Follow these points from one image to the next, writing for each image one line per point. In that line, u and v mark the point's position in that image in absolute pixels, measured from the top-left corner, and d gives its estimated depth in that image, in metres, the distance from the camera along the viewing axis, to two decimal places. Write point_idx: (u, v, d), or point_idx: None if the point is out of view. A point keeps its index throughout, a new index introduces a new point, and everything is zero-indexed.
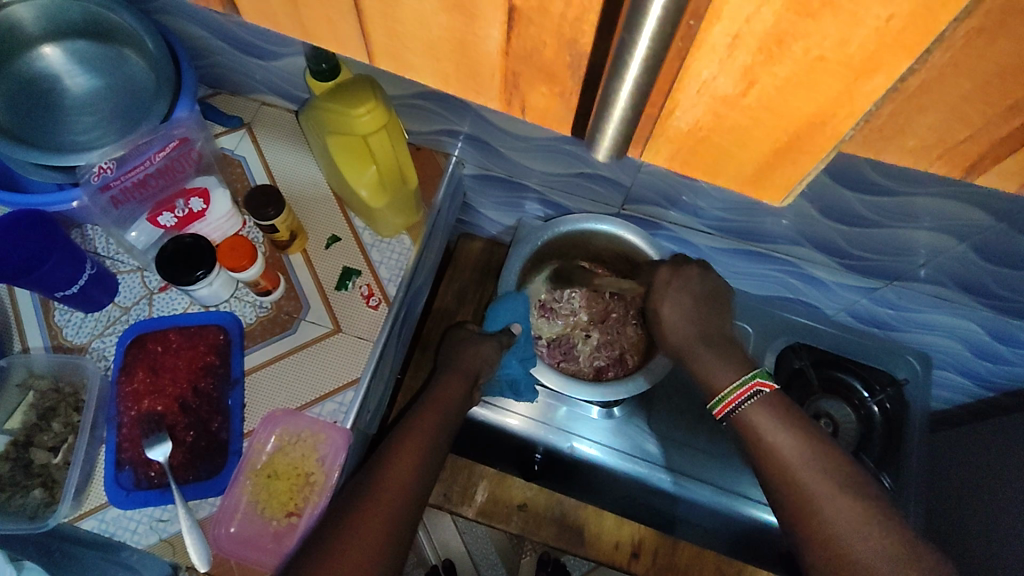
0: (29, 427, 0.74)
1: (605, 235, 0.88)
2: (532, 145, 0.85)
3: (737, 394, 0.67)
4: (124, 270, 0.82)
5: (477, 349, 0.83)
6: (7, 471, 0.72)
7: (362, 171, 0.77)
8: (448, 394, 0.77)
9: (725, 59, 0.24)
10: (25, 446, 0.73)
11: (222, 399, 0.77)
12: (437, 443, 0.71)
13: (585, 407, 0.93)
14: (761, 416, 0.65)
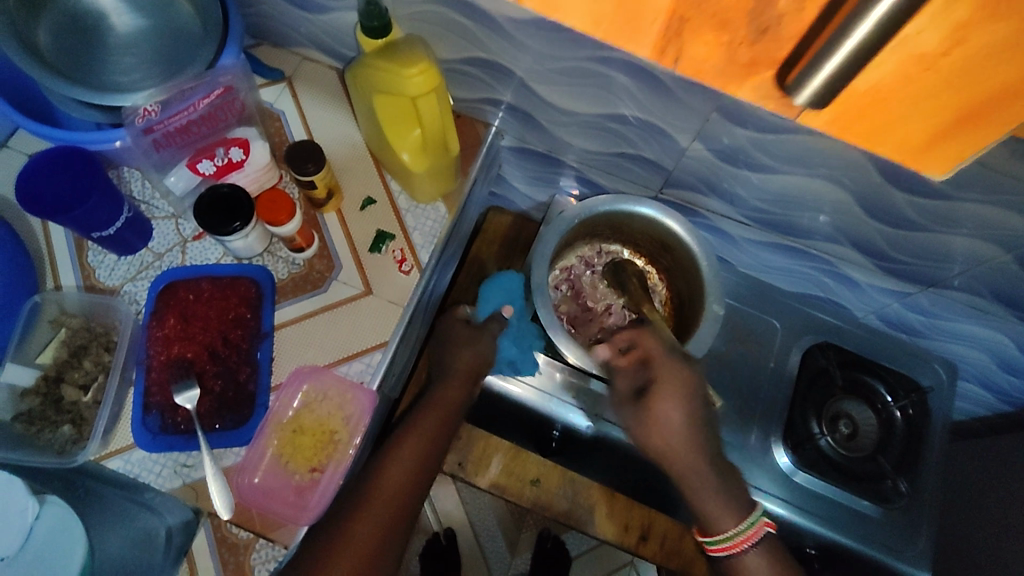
0: (58, 363, 0.74)
1: (641, 219, 0.87)
2: (576, 118, 0.84)
3: (740, 541, 0.68)
4: (158, 216, 0.82)
5: (473, 347, 0.84)
6: (38, 404, 0.71)
7: (406, 133, 0.76)
8: (449, 397, 0.80)
9: (940, 21, 0.29)
10: (54, 383, 0.72)
11: (252, 351, 0.77)
12: (438, 441, 0.75)
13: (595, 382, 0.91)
14: (756, 562, 0.68)
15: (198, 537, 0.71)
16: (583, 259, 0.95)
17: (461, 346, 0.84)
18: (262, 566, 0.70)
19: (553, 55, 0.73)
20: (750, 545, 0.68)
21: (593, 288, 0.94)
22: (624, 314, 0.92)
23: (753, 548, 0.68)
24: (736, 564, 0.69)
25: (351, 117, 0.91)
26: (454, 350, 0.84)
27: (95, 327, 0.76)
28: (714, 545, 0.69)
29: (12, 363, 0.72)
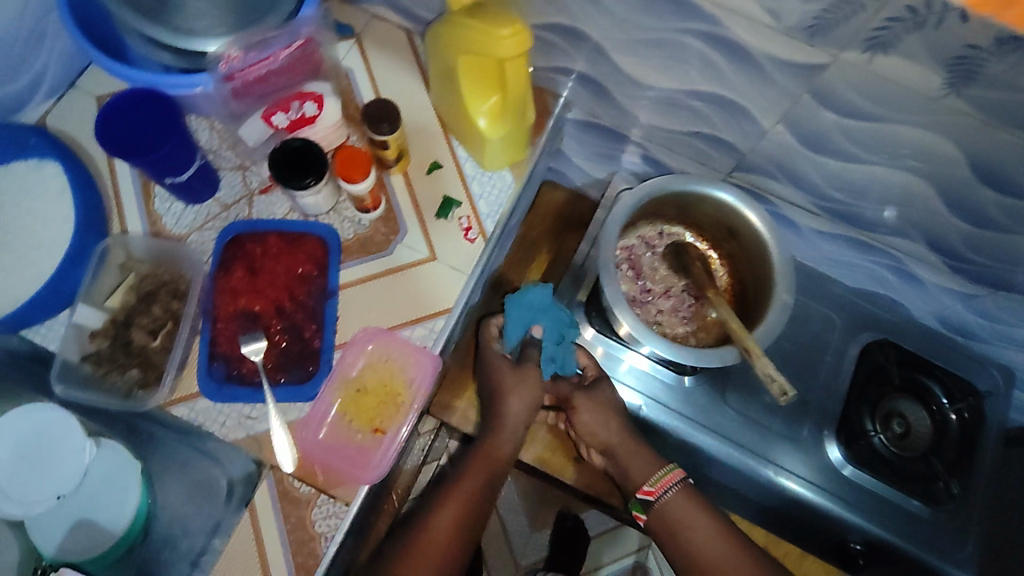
0: (126, 308, 0.73)
1: (711, 202, 0.86)
2: (652, 93, 0.82)
3: (666, 481, 0.84)
4: (226, 167, 0.81)
5: (519, 391, 0.86)
6: (106, 347, 0.71)
7: (485, 97, 0.74)
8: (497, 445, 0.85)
9: None
10: (122, 327, 0.72)
11: (317, 309, 0.77)
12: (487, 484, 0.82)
13: (624, 350, 0.92)
14: (680, 501, 0.83)
15: (261, 488, 0.70)
16: (643, 240, 0.93)
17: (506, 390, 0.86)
18: (324, 522, 0.70)
19: (642, 26, 0.71)
20: (674, 484, 0.84)
21: (654, 269, 0.93)
22: (682, 297, 0.91)
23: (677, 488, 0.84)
24: (666, 505, 0.83)
25: (419, 78, 0.89)
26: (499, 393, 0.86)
27: (163, 274, 0.75)
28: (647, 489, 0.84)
29: (82, 303, 0.70)
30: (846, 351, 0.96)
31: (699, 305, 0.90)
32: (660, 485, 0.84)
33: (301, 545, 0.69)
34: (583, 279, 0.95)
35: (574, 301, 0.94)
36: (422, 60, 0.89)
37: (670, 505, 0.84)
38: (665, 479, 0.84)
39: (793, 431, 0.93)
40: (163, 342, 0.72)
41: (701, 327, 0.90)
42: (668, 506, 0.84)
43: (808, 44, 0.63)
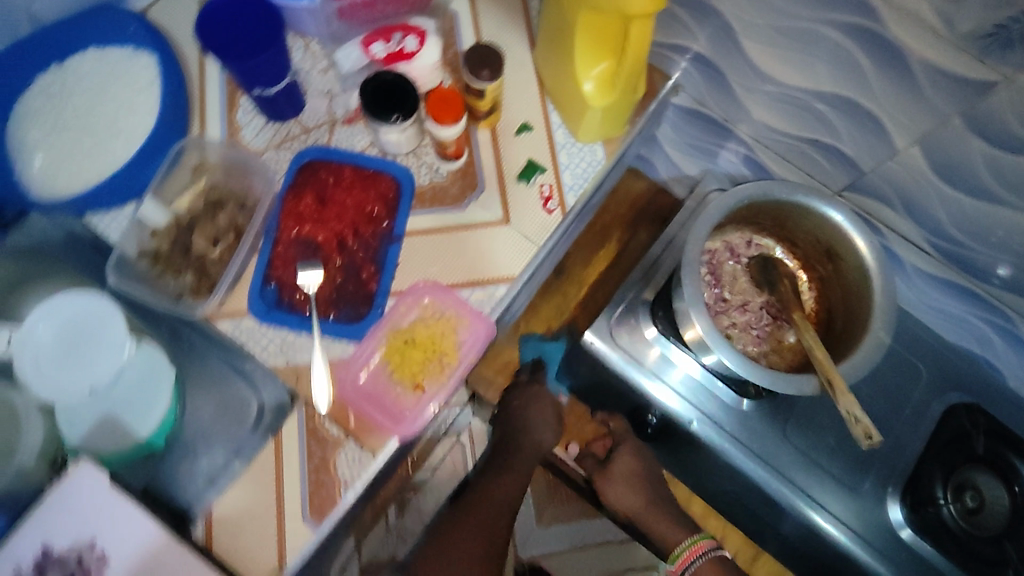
0: (191, 211, 0.71)
1: (814, 218, 0.79)
2: (774, 88, 0.76)
3: (689, 553, 0.81)
4: (313, 91, 0.78)
5: (541, 434, 0.84)
6: (166, 247, 0.69)
7: (595, 62, 0.69)
8: (508, 487, 0.80)
9: None
10: (185, 231, 0.70)
11: (381, 251, 0.73)
12: (495, 527, 0.77)
13: (668, 343, 0.84)
14: (708, 572, 0.79)
15: (290, 419, 0.68)
16: (728, 246, 0.87)
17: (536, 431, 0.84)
18: (346, 468, 0.67)
19: (784, 11, 0.65)
20: (701, 554, 0.81)
21: (736, 278, 0.86)
22: (760, 314, 0.85)
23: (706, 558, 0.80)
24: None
25: (525, 32, 0.84)
26: (526, 433, 0.84)
27: (233, 187, 0.72)
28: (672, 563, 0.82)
29: (149, 197, 0.69)
30: (926, 410, 0.88)
31: (776, 326, 0.84)
32: (684, 560, 0.81)
33: (319, 486, 0.66)
34: (654, 275, 0.88)
35: (639, 298, 0.88)
36: (531, 14, 0.84)
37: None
38: (690, 553, 0.81)
39: (852, 481, 0.86)
40: (222, 253, 0.70)
41: (773, 349, 0.84)
42: None
43: (978, 57, 0.57)
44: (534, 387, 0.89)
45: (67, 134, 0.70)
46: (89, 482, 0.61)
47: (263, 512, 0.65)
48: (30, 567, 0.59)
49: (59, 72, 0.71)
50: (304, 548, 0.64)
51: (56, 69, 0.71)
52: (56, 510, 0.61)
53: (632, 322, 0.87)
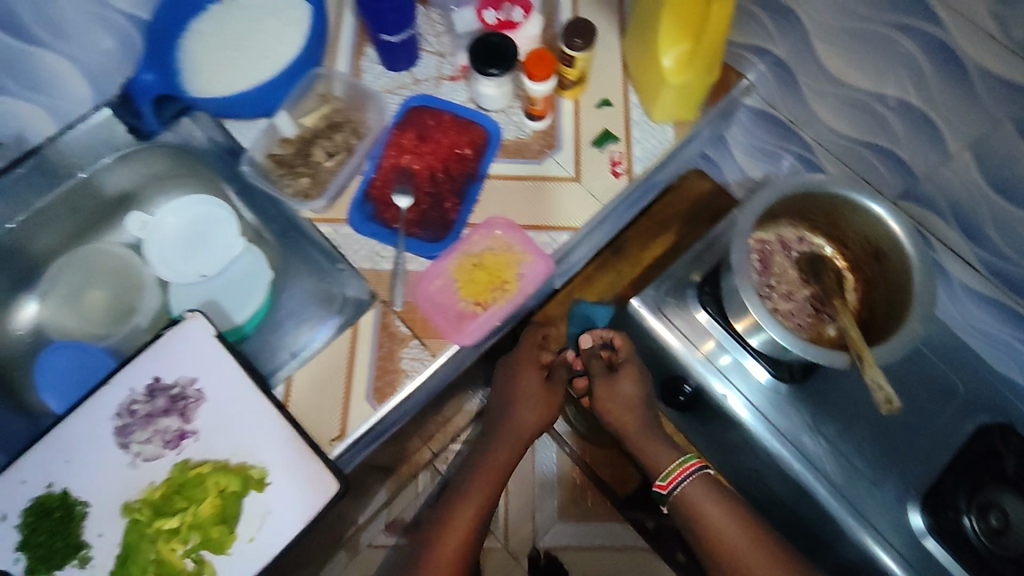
0: (314, 129, 0.84)
1: (862, 215, 0.84)
2: (841, 92, 0.82)
3: (680, 471, 0.83)
4: (426, 50, 0.90)
5: (531, 413, 0.87)
6: (289, 153, 0.83)
7: (677, 41, 0.77)
8: (506, 451, 0.86)
9: None
10: (306, 143, 0.83)
11: (464, 187, 0.84)
12: (498, 479, 0.84)
13: (745, 353, 0.90)
14: (697, 491, 0.83)
15: (368, 314, 0.78)
16: (782, 239, 0.92)
17: (523, 407, 0.87)
18: (409, 362, 0.76)
19: (855, 11, 0.73)
20: (690, 473, 0.84)
21: (783, 267, 0.91)
22: (802, 304, 0.89)
23: (695, 479, 0.83)
24: (683, 495, 0.83)
25: (616, 23, 0.94)
26: (516, 410, 0.87)
27: (350, 117, 0.86)
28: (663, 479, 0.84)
29: (284, 110, 0.82)
30: (959, 429, 0.88)
31: (821, 312, 0.89)
32: (675, 478, 0.84)
33: (384, 372, 0.75)
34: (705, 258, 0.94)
35: (687, 278, 0.94)
36: (624, 8, 0.94)
37: (689, 499, 0.83)
38: (680, 471, 0.84)
39: (874, 477, 0.88)
40: (333, 165, 0.82)
41: (812, 337, 0.88)
42: (685, 497, 0.83)
43: None
44: (527, 355, 0.90)
45: (225, 53, 0.84)
46: (199, 332, 0.73)
47: (334, 387, 0.75)
48: (142, 391, 0.70)
49: (228, 5, 0.86)
50: (365, 421, 0.73)
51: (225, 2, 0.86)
52: (169, 350, 0.72)
53: (679, 300, 0.93)
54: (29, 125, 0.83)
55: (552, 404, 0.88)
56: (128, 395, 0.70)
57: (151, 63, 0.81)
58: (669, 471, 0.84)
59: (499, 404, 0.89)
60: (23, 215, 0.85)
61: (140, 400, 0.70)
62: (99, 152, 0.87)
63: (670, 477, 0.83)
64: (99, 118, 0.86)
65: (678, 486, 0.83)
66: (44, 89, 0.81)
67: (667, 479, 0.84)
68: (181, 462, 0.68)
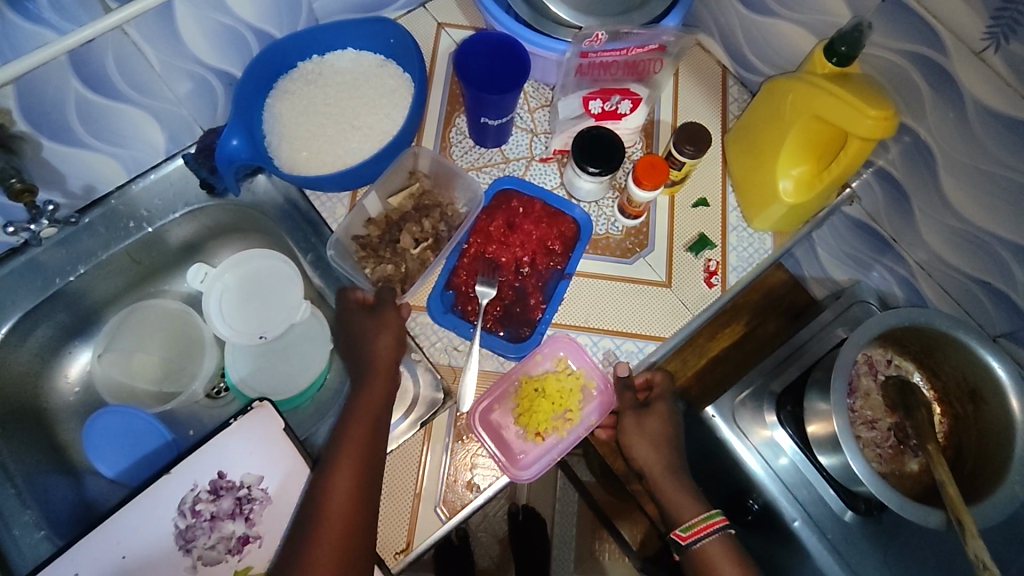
0: (401, 210, 0.81)
1: (964, 356, 0.80)
2: (956, 224, 0.77)
3: (705, 527, 0.70)
4: (519, 127, 0.86)
5: (383, 344, 0.72)
6: (376, 236, 0.79)
7: (797, 162, 0.74)
8: (373, 391, 0.70)
9: None
10: (393, 227, 0.80)
11: (551, 285, 0.80)
12: (378, 419, 0.68)
13: (778, 426, 0.89)
14: (718, 553, 0.69)
15: (441, 415, 0.75)
16: (870, 360, 0.88)
17: (371, 342, 0.73)
18: (481, 474, 0.73)
19: (993, 156, 0.68)
20: (714, 532, 0.70)
21: (875, 392, 0.86)
22: (886, 434, 0.84)
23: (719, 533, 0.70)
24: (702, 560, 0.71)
25: (719, 115, 0.89)
26: (367, 350, 0.73)
27: (439, 198, 0.82)
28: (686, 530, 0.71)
29: (373, 191, 0.79)
30: None
31: (911, 446, 0.83)
32: (697, 531, 0.71)
33: (454, 483, 0.72)
34: (785, 369, 0.90)
35: (766, 387, 0.91)
36: (728, 101, 0.90)
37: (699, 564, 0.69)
38: (704, 527, 0.70)
39: None
40: (421, 253, 0.79)
41: (894, 472, 0.83)
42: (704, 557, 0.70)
43: None
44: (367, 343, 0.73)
45: (315, 119, 0.80)
46: (267, 426, 0.69)
47: (400, 494, 0.72)
48: (206, 488, 0.67)
49: (318, 63, 0.81)
50: (432, 534, 0.71)
51: (316, 60, 0.81)
52: (231, 444, 0.68)
53: (756, 408, 0.90)
54: (101, 175, 0.79)
55: (398, 326, 0.73)
56: (191, 490, 0.67)
57: (237, 128, 0.74)
58: (692, 525, 0.71)
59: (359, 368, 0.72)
60: (86, 267, 0.81)
61: (204, 498, 0.67)
62: (171, 205, 0.83)
63: (694, 531, 0.70)
64: (171, 168, 0.84)
65: (700, 541, 0.70)
66: (121, 141, 0.77)
67: (687, 532, 0.71)
68: (241, 569, 0.65)
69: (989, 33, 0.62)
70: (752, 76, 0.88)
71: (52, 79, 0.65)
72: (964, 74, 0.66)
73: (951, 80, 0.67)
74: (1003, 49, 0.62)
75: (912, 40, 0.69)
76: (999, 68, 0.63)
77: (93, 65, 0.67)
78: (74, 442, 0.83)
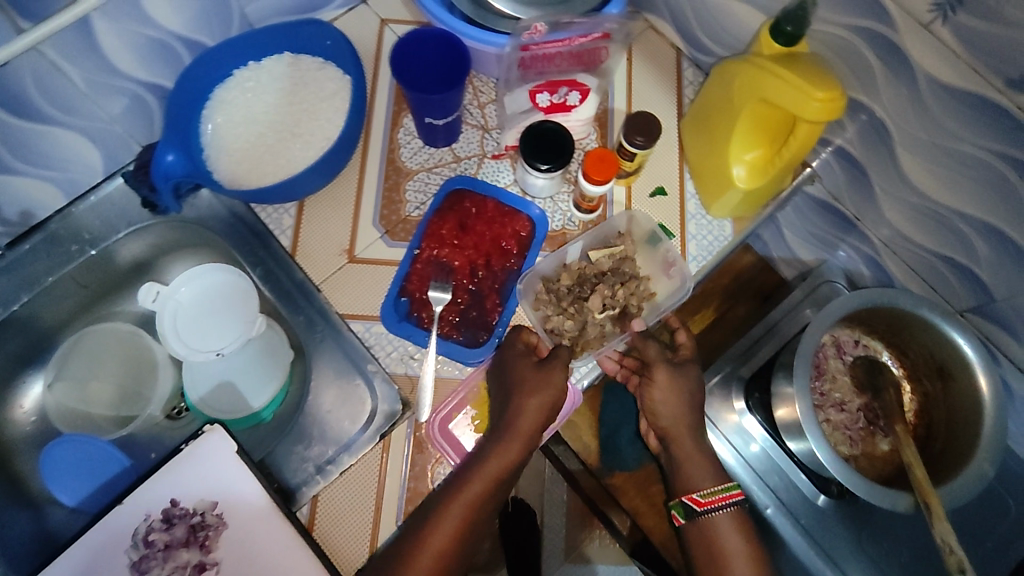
0: (600, 267, 0.77)
1: (930, 334, 0.78)
2: (918, 200, 0.76)
3: (723, 499, 0.70)
4: (468, 124, 0.84)
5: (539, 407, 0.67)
6: (565, 285, 0.77)
7: (750, 147, 0.72)
8: (509, 453, 0.67)
9: None
10: (584, 283, 0.77)
11: (507, 285, 0.78)
12: (529, 441, 0.68)
13: (747, 413, 0.88)
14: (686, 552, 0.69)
15: (399, 427, 0.73)
16: (837, 342, 0.86)
17: (525, 398, 0.68)
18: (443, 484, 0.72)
19: (947, 130, 0.67)
20: (729, 505, 0.70)
21: (841, 375, 0.85)
22: (856, 416, 0.84)
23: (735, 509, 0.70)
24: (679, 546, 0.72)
25: (673, 100, 0.87)
26: (516, 400, 0.68)
27: (639, 270, 0.79)
28: (701, 498, 0.70)
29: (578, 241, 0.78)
30: None
31: (880, 428, 0.82)
32: (714, 500, 0.70)
33: (416, 495, 0.71)
34: (753, 355, 0.90)
35: (735, 373, 0.90)
36: (683, 85, 0.88)
37: None
38: (720, 497, 0.70)
39: None
40: (603, 320, 0.76)
41: (865, 454, 0.82)
42: None
43: None
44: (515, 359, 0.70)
45: (254, 129, 0.78)
46: (220, 449, 0.68)
47: (363, 509, 0.71)
48: (159, 517, 0.66)
49: (255, 70, 0.78)
50: None
51: (253, 66, 0.78)
52: (185, 470, 0.67)
53: (725, 395, 0.90)
54: (36, 199, 0.76)
55: (560, 387, 0.69)
56: (145, 520, 0.66)
57: (173, 143, 0.72)
58: (708, 493, 0.70)
59: (503, 413, 0.68)
60: (29, 295, 0.78)
61: (157, 528, 0.65)
62: (115, 225, 0.81)
63: (712, 500, 0.69)
64: (110, 188, 0.81)
65: (714, 511, 0.70)
66: (51, 163, 0.74)
67: (704, 499, 0.70)
68: None
69: (936, 4, 0.60)
70: (705, 57, 0.86)
71: None
72: (913, 47, 0.64)
73: (902, 56, 0.65)
74: (952, 20, 0.60)
75: (860, 14, 0.67)
76: (949, 41, 0.61)
77: (10, 87, 0.64)
78: (32, 473, 0.81)
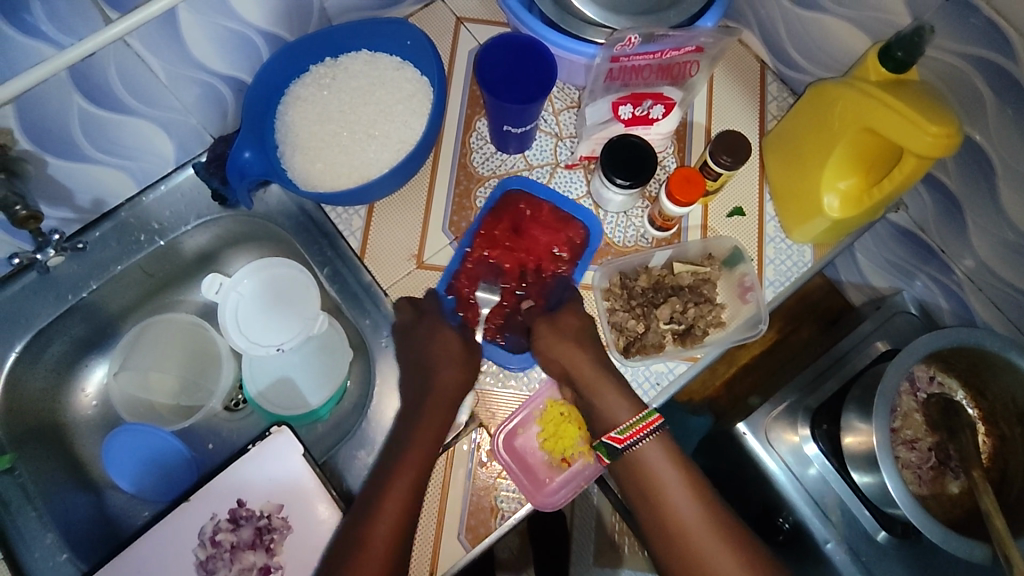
0: (678, 280, 0.77)
1: (1017, 378, 0.75)
2: (1015, 238, 0.72)
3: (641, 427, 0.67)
4: (542, 131, 0.82)
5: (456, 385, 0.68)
6: (641, 286, 0.78)
7: (844, 174, 0.68)
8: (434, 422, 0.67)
9: None
10: (659, 291, 0.77)
11: (556, 294, 0.76)
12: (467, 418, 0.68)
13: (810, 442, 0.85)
14: None
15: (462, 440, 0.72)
16: (911, 377, 0.83)
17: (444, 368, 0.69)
18: (506, 500, 0.71)
19: None
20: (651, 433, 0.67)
21: (913, 411, 0.82)
22: (926, 455, 0.81)
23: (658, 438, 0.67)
24: None
25: (756, 116, 0.84)
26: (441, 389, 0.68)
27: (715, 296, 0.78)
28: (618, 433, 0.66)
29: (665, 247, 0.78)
30: None
31: (951, 467, 0.80)
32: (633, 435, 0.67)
33: (477, 510, 0.71)
34: (820, 384, 0.87)
35: (801, 403, 0.87)
36: (767, 100, 0.84)
37: None
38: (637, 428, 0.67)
39: None
40: (667, 332, 0.76)
41: (934, 494, 0.80)
42: None
43: None
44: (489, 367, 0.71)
45: (329, 126, 0.77)
46: (283, 454, 0.67)
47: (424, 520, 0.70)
48: (225, 517, 0.66)
49: (332, 66, 0.77)
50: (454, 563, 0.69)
51: (330, 62, 0.77)
52: (249, 472, 0.67)
53: (788, 423, 0.87)
54: (109, 188, 0.76)
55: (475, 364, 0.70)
56: (211, 520, 0.66)
57: (248, 139, 0.72)
58: (628, 426, 0.67)
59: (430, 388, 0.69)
60: (98, 283, 0.78)
61: (224, 528, 0.66)
62: (184, 217, 0.81)
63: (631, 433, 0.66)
64: (181, 178, 0.81)
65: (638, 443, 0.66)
66: (127, 153, 0.74)
67: (624, 433, 0.66)
68: None
69: None
70: (795, 74, 0.82)
71: (52, 97, 0.62)
72: None
73: (1019, 89, 0.62)
74: None
75: (977, 42, 0.63)
76: None
77: (95, 79, 0.64)
78: (94, 457, 0.83)
